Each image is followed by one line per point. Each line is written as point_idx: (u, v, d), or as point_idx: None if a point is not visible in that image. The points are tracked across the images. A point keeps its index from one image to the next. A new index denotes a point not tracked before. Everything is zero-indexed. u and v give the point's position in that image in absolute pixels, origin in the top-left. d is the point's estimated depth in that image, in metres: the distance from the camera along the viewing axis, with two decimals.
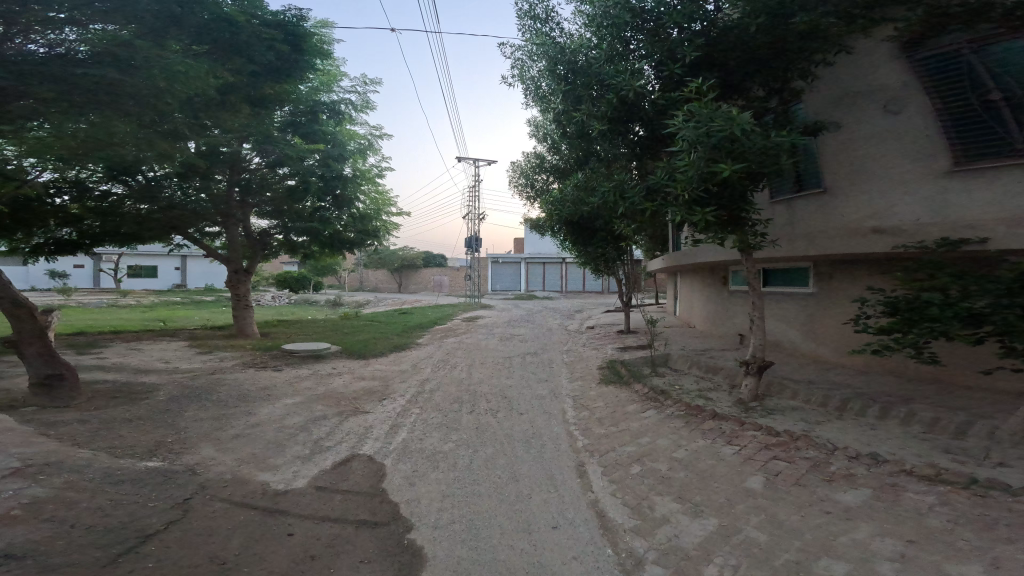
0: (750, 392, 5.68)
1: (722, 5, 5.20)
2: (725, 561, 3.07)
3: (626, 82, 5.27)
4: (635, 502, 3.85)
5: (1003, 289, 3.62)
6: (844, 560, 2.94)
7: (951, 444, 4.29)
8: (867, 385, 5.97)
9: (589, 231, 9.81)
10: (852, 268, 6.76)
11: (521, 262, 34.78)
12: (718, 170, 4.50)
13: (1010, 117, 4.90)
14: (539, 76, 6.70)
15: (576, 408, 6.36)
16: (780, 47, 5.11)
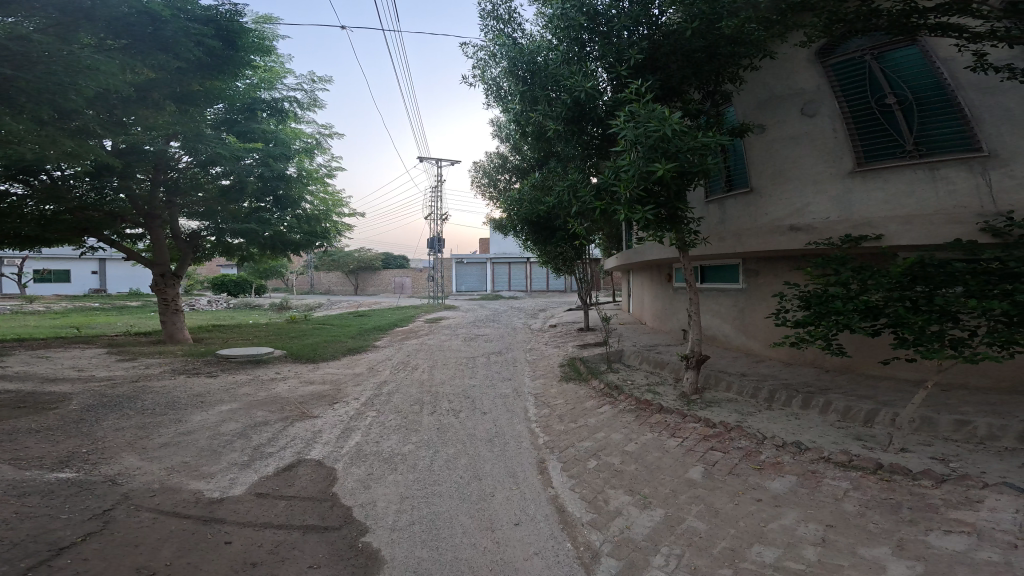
0: (691, 385, 5.98)
1: (667, 10, 5.39)
2: (670, 550, 3.15)
3: (579, 84, 5.37)
4: (591, 496, 3.92)
5: (896, 281, 3.93)
6: (774, 546, 3.08)
7: (862, 431, 4.62)
8: (792, 376, 6.34)
9: (549, 230, 9.90)
10: (774, 264, 7.12)
11: (488, 262, 34.74)
12: (654, 170, 4.72)
13: (902, 118, 5.63)
14: (500, 75, 6.72)
15: (538, 405, 6.44)
16: (712, 51, 5.38)
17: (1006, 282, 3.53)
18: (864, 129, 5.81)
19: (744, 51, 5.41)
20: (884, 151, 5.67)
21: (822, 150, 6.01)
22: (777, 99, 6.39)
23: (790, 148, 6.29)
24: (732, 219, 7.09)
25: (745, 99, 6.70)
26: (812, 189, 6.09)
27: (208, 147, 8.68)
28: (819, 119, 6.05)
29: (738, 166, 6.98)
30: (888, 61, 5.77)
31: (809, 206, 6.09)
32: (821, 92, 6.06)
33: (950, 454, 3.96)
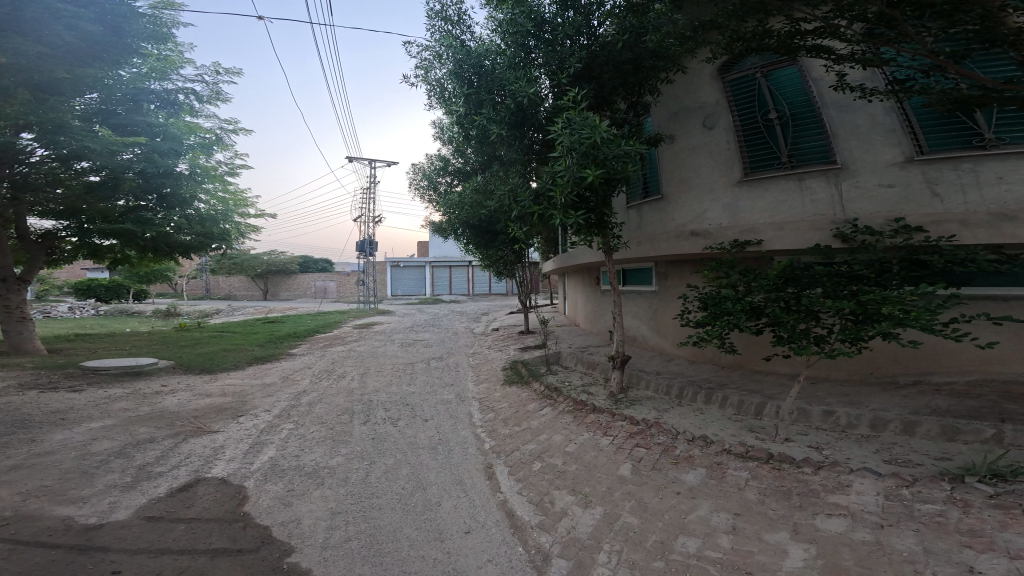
0: (618, 384, 6.25)
1: (604, 23, 5.66)
2: (611, 548, 3.25)
3: (521, 89, 5.46)
4: (539, 498, 3.96)
5: (772, 283, 4.40)
6: (696, 537, 3.29)
7: (754, 423, 5.10)
8: (695, 373, 6.87)
9: (490, 234, 9.91)
10: (679, 268, 7.63)
11: (423, 265, 34.04)
12: (585, 176, 4.91)
13: (780, 132, 6.36)
14: (445, 76, 6.64)
15: (482, 410, 6.39)
16: (638, 63, 5.71)
17: (853, 282, 4.15)
18: (751, 140, 6.52)
19: (665, 65, 5.80)
20: (765, 161, 6.40)
21: (722, 161, 6.59)
22: (689, 111, 6.96)
23: (694, 158, 6.86)
24: (648, 224, 7.58)
25: (660, 110, 7.29)
26: (709, 197, 6.68)
27: (72, 139, 7.48)
28: (716, 131, 6.69)
29: (653, 173, 7.51)
30: (775, 82, 6.50)
31: (709, 212, 6.68)
32: (719, 107, 6.72)
33: (824, 442, 4.48)
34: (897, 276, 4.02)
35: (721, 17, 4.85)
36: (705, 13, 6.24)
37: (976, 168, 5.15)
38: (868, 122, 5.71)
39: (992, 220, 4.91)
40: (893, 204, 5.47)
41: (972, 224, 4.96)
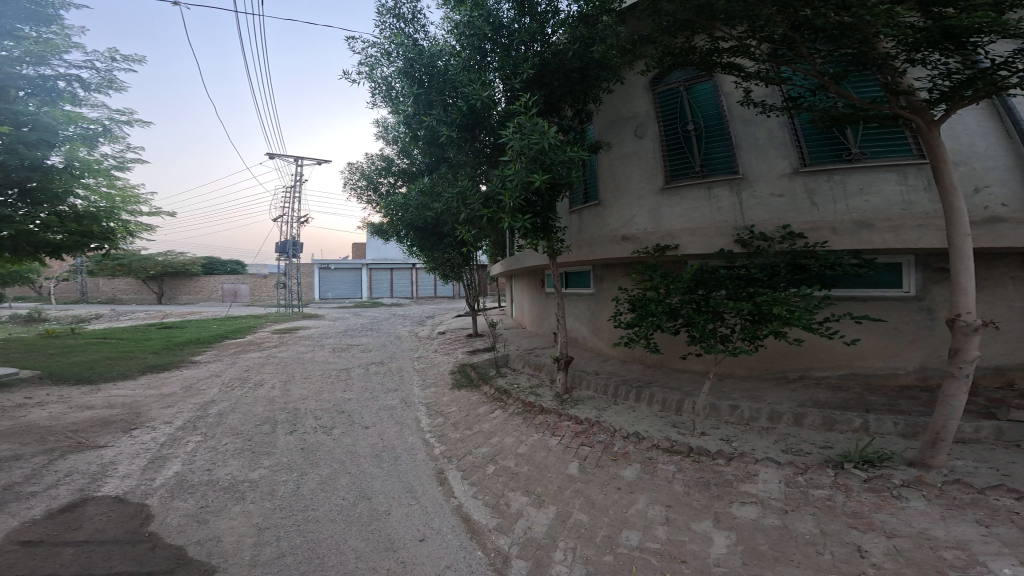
0: (563, 385, 6.40)
1: (558, 32, 5.82)
2: (567, 546, 3.30)
3: (474, 91, 5.44)
4: (493, 501, 3.95)
5: (687, 286, 4.85)
6: (637, 530, 3.44)
7: (677, 419, 5.49)
8: (625, 372, 7.20)
9: (436, 237, 9.76)
10: (612, 271, 7.94)
11: (360, 268, 32.99)
12: (534, 180, 4.98)
13: (695, 143, 6.78)
14: (392, 75, 6.47)
15: (430, 415, 6.29)
16: (584, 72, 5.90)
17: (750, 285, 4.71)
18: (671, 149, 6.94)
19: (609, 75, 6.03)
20: (681, 170, 6.84)
21: (649, 169, 7.01)
22: (624, 120, 7.37)
23: (626, 166, 7.29)
24: (587, 228, 7.96)
25: (599, 118, 7.67)
26: (637, 203, 7.11)
27: None
28: (645, 140, 7.10)
29: (592, 180, 7.85)
30: (696, 96, 6.95)
31: (636, 218, 7.08)
32: (649, 117, 7.12)
33: (732, 435, 4.90)
34: (784, 279, 4.66)
35: (657, 33, 5.11)
36: (645, 27, 6.53)
37: (846, 180, 5.84)
38: (766, 136, 6.28)
39: (854, 228, 5.52)
40: (781, 213, 6.06)
41: (837, 231, 5.53)
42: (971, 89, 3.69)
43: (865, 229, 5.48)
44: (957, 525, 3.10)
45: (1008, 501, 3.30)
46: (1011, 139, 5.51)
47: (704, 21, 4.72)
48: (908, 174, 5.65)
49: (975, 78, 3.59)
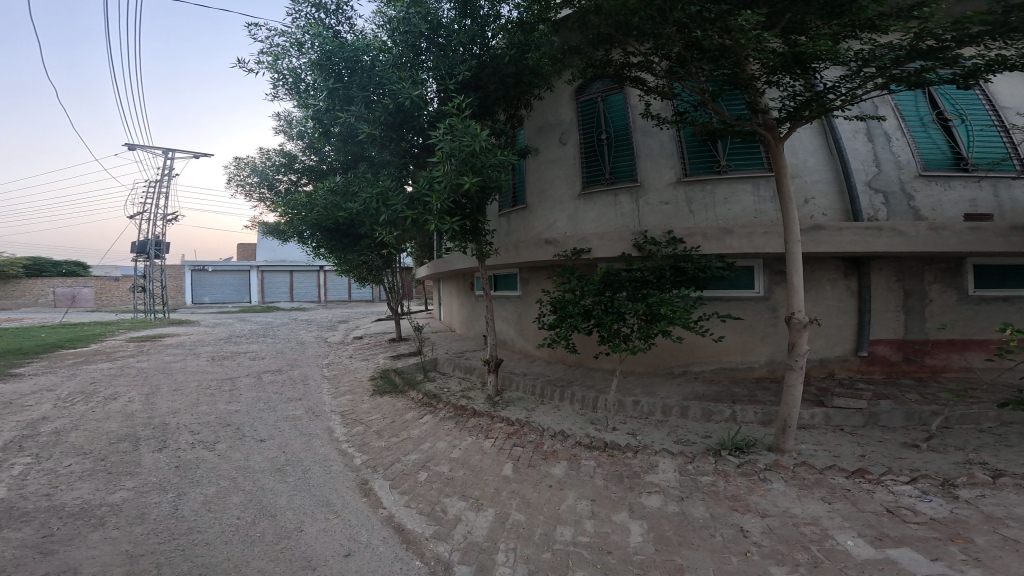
0: (494, 387, 6.44)
1: (498, 36, 5.91)
2: (508, 547, 3.31)
3: (405, 89, 5.36)
4: (429, 509, 3.86)
5: (598, 287, 5.25)
6: (571, 525, 3.55)
7: (595, 416, 5.83)
8: (549, 372, 7.43)
9: (351, 238, 8.98)
10: (536, 274, 8.15)
11: (248, 269, 30.45)
12: (464, 183, 4.95)
13: (607, 152, 7.16)
14: (304, 66, 6.09)
15: (347, 424, 6.00)
16: (520, 77, 6.07)
17: (644, 286, 5.23)
18: (588, 156, 7.30)
19: (541, 82, 6.24)
20: (594, 177, 7.23)
21: (571, 175, 7.36)
22: (551, 127, 7.64)
23: (550, 171, 7.59)
24: (514, 230, 8.22)
25: (530, 123, 7.90)
26: (559, 208, 7.46)
27: None
28: (568, 146, 7.42)
29: (520, 185, 8.08)
30: (611, 105, 7.27)
31: (557, 222, 7.44)
32: (572, 125, 7.44)
33: (635, 428, 5.40)
34: (669, 282, 5.29)
35: (583, 44, 5.30)
36: (575, 38, 6.84)
37: (716, 189, 6.54)
38: (659, 147, 6.81)
39: (719, 235, 6.05)
40: (667, 218, 6.65)
41: (707, 237, 6.05)
42: (808, 110, 4.32)
43: (728, 235, 5.99)
44: (811, 502, 3.73)
45: (840, 479, 4.07)
46: (833, 155, 6.51)
47: (620, 35, 4.98)
48: (760, 185, 6.47)
49: (810, 101, 4.23)
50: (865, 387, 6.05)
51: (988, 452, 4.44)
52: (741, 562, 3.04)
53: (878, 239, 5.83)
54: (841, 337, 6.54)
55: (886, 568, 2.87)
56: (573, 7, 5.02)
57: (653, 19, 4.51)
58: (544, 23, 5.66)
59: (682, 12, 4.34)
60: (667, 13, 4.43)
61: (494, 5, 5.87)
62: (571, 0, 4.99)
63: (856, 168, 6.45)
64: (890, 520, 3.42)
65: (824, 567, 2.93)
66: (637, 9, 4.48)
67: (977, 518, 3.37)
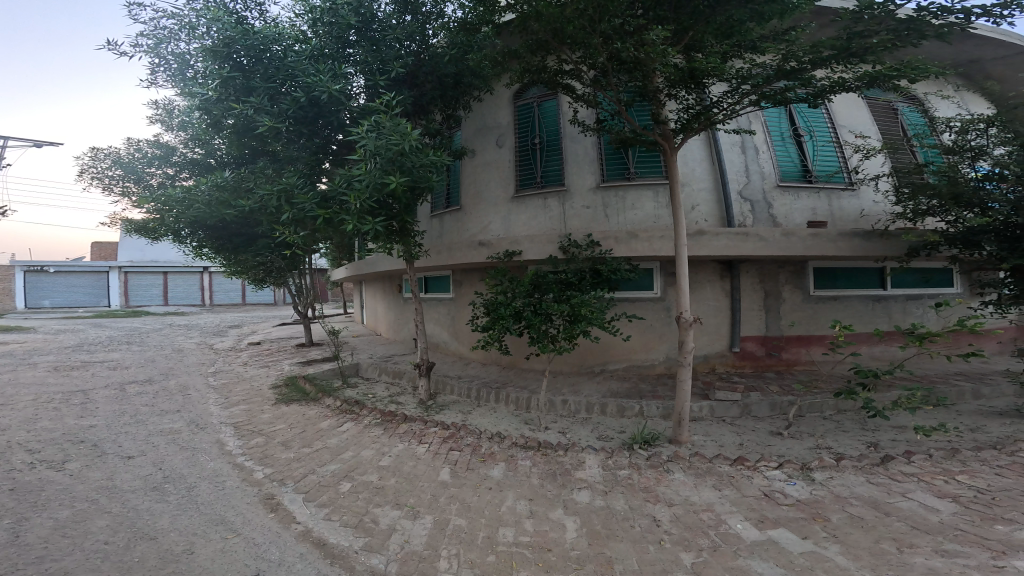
0: (426, 392, 6.36)
1: (438, 35, 5.88)
2: (450, 552, 3.25)
3: (322, 83, 5.14)
4: (356, 520, 3.66)
5: (528, 290, 5.34)
6: (512, 526, 3.56)
7: (531, 416, 5.92)
8: (486, 374, 7.44)
9: (246, 238, 7.63)
10: (470, 276, 8.16)
11: (107, 269, 27.30)
12: (388, 182, 4.80)
13: (540, 157, 7.30)
14: (194, 51, 5.68)
15: (247, 434, 5.57)
16: (460, 78, 6.09)
17: (571, 288, 5.42)
18: (522, 160, 7.42)
19: (480, 84, 6.29)
20: (527, 181, 7.36)
21: (505, 178, 7.44)
22: (488, 129, 7.68)
23: (485, 173, 7.62)
24: (446, 231, 8.16)
25: (468, 125, 7.89)
26: (493, 210, 7.51)
27: None
28: (504, 149, 7.49)
29: (454, 184, 8.03)
30: (547, 110, 7.39)
31: (491, 223, 7.48)
32: (508, 128, 7.52)
33: (565, 426, 5.54)
34: (589, 284, 5.51)
35: (522, 49, 5.38)
36: (516, 42, 6.91)
37: (626, 195, 6.88)
38: (584, 154, 7.04)
39: (627, 238, 6.34)
40: (588, 222, 6.91)
41: (617, 240, 6.31)
42: (697, 123, 4.71)
43: (634, 239, 6.29)
44: (705, 489, 4.03)
45: (725, 467, 4.44)
46: (715, 165, 7.15)
47: (557, 43, 5.09)
48: (660, 193, 6.87)
49: (699, 114, 4.62)
50: (738, 380, 6.69)
51: (831, 437, 5.05)
52: (658, 550, 3.21)
53: (746, 244, 6.42)
54: (719, 334, 7.16)
55: (770, 547, 3.17)
56: (515, 12, 5.05)
57: (584, 29, 4.70)
58: (489, 24, 5.70)
59: (608, 23, 4.59)
60: (596, 23, 4.62)
61: (437, 3, 5.81)
62: (513, 4, 5.01)
63: (733, 178, 7.09)
64: (766, 502, 3.78)
65: (722, 550, 3.18)
66: (572, 17, 4.61)
67: (829, 498, 3.81)
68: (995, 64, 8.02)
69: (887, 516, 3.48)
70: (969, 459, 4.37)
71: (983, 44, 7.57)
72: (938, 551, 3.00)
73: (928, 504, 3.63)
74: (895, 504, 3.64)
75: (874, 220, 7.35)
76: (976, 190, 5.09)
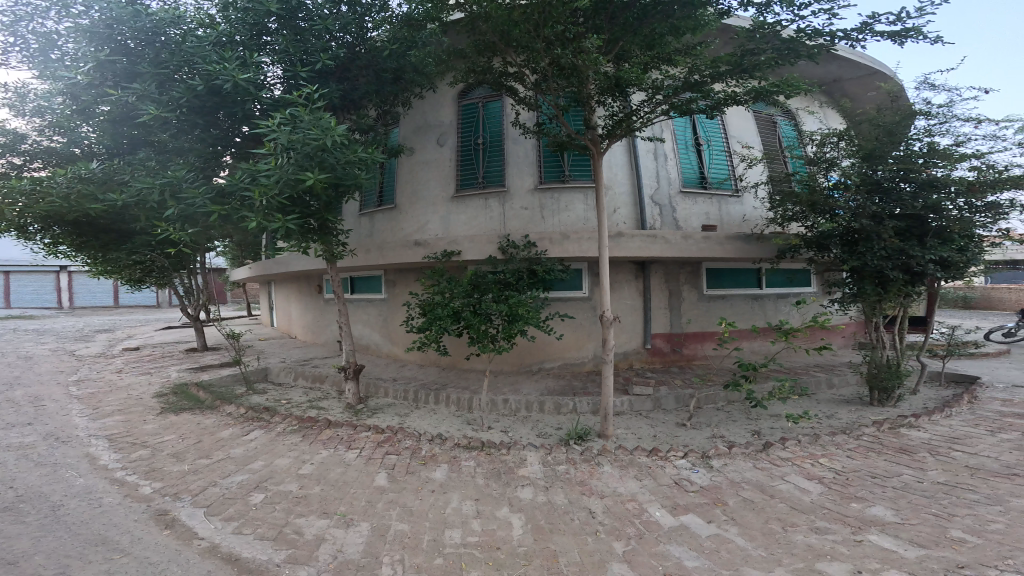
0: (354, 395, 6.24)
1: (378, 29, 5.76)
2: (391, 558, 3.17)
3: (226, 72, 4.86)
4: (276, 532, 3.45)
5: (468, 291, 5.33)
6: (460, 527, 3.55)
7: (472, 416, 5.94)
8: (426, 376, 7.32)
9: (120, 234, 7.23)
10: (404, 276, 8.04)
11: None
12: (303, 178, 4.58)
13: (481, 157, 7.32)
14: (64, 32, 5.23)
15: (129, 447, 5.07)
16: (400, 72, 6.03)
17: (509, 289, 5.48)
18: (464, 160, 7.40)
19: (421, 81, 6.29)
20: (468, 181, 7.35)
21: (445, 177, 7.39)
22: (429, 127, 7.60)
23: (424, 171, 7.53)
24: (378, 230, 7.96)
25: (407, 122, 7.77)
26: (430, 210, 7.42)
27: None
28: (445, 149, 7.44)
29: (388, 184, 7.87)
30: (491, 110, 7.41)
31: (429, 223, 7.39)
32: (450, 127, 7.48)
33: (507, 425, 5.60)
34: (526, 284, 5.60)
35: (470, 49, 5.41)
36: (462, 42, 6.90)
37: (561, 197, 7.05)
38: (525, 155, 7.15)
39: (560, 239, 6.49)
40: (527, 223, 7.02)
41: (552, 241, 6.45)
42: (620, 129, 4.93)
43: (566, 239, 6.45)
44: (631, 481, 4.23)
45: (644, 458, 4.68)
46: (639, 171, 7.51)
47: (503, 45, 5.13)
48: (590, 195, 7.08)
49: (622, 121, 4.82)
50: (650, 375, 7.10)
51: (724, 426, 5.49)
52: (596, 540, 3.34)
53: (654, 245, 6.77)
54: (636, 332, 7.57)
55: (685, 533, 3.39)
56: (463, 11, 5.03)
57: (529, 33, 4.78)
58: (434, 22, 5.64)
59: (551, 29, 4.66)
60: (540, 28, 4.70)
61: None
62: (462, 4, 4.99)
63: (650, 184, 7.51)
64: (677, 490, 4.04)
65: (647, 537, 3.36)
66: (519, 20, 4.67)
67: (726, 483, 4.15)
68: (851, 84, 9.02)
69: (772, 498, 3.84)
70: (827, 443, 4.91)
71: (844, 67, 8.48)
72: (814, 529, 3.36)
73: (803, 486, 4.04)
74: (776, 487, 4.04)
75: (753, 224, 8.07)
76: (826, 198, 5.71)
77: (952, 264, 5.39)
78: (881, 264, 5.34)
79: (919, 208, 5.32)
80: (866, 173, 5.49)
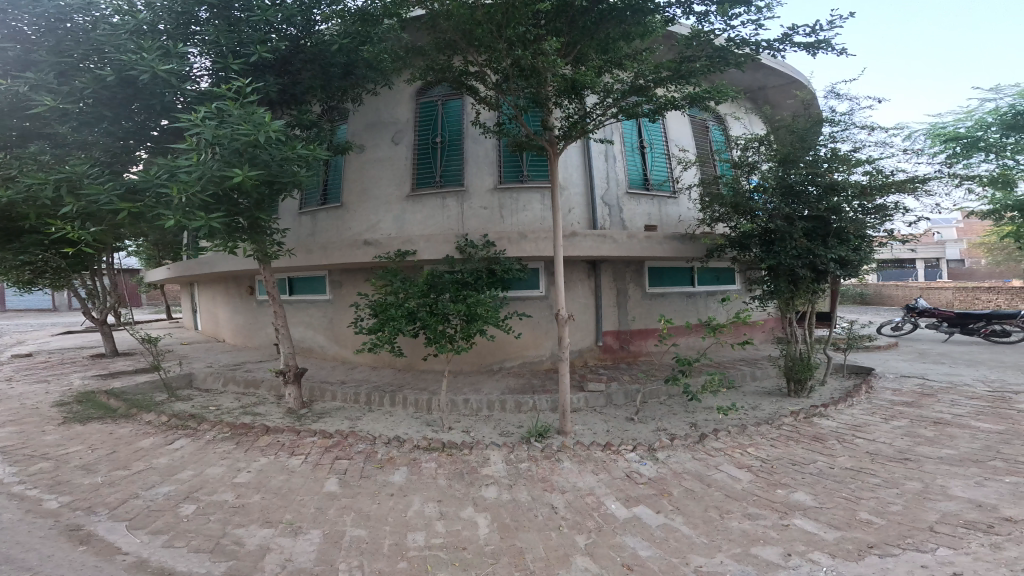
0: (296, 400, 6.05)
1: (326, 22, 5.60)
2: (348, 564, 3.10)
3: (144, 62, 4.59)
4: (213, 543, 3.29)
5: (422, 291, 5.26)
6: (422, 529, 3.52)
7: (430, 417, 5.89)
8: (380, 377, 7.19)
9: (10, 235, 6.65)
10: (353, 276, 7.86)
11: None
12: (231, 175, 4.34)
13: (439, 156, 7.26)
14: None
15: (29, 460, 4.66)
16: (350, 66, 5.95)
17: (467, 288, 5.47)
18: (421, 158, 7.31)
19: (372, 75, 6.22)
20: (423, 180, 7.27)
21: (400, 176, 7.27)
22: (383, 124, 7.46)
23: (376, 169, 7.39)
24: (321, 229, 7.73)
25: (359, 119, 7.60)
26: (383, 208, 7.30)
27: None
28: (400, 147, 7.32)
29: (335, 182, 7.67)
30: (450, 109, 7.35)
31: (381, 222, 7.26)
32: (406, 125, 7.37)
33: (468, 425, 5.59)
34: (485, 284, 5.60)
35: (430, 46, 5.34)
36: (421, 39, 6.86)
37: (518, 197, 7.09)
38: (484, 155, 7.15)
39: (518, 238, 6.54)
40: (486, 222, 7.03)
41: (509, 240, 6.50)
42: (574, 132, 5.02)
43: (523, 239, 6.50)
44: (589, 476, 4.32)
45: (599, 452, 4.80)
46: (592, 172, 7.67)
47: (464, 44, 5.12)
48: (547, 196, 7.15)
49: (577, 124, 4.91)
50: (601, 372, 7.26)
51: (665, 420, 5.71)
52: (558, 535, 3.40)
53: (604, 244, 6.94)
54: (587, 330, 7.73)
55: (638, 524, 3.51)
56: (425, 8, 4.98)
57: (492, 33, 4.78)
58: (391, 18, 5.45)
59: (513, 30, 4.68)
60: (502, 29, 4.73)
61: None
62: (424, 1, 4.95)
63: (602, 185, 7.70)
64: (629, 483, 4.17)
65: (606, 529, 3.45)
66: (482, 20, 4.67)
67: (670, 474, 4.32)
68: (773, 92, 9.60)
69: (710, 487, 4.03)
70: (754, 433, 5.20)
71: (769, 75, 9.02)
72: (748, 514, 3.57)
73: (735, 475, 4.26)
74: (712, 476, 4.25)
75: (688, 225, 8.40)
76: (747, 200, 6.06)
77: (849, 263, 5.83)
78: (793, 263, 5.69)
79: (823, 209, 5.67)
80: (781, 176, 5.85)
